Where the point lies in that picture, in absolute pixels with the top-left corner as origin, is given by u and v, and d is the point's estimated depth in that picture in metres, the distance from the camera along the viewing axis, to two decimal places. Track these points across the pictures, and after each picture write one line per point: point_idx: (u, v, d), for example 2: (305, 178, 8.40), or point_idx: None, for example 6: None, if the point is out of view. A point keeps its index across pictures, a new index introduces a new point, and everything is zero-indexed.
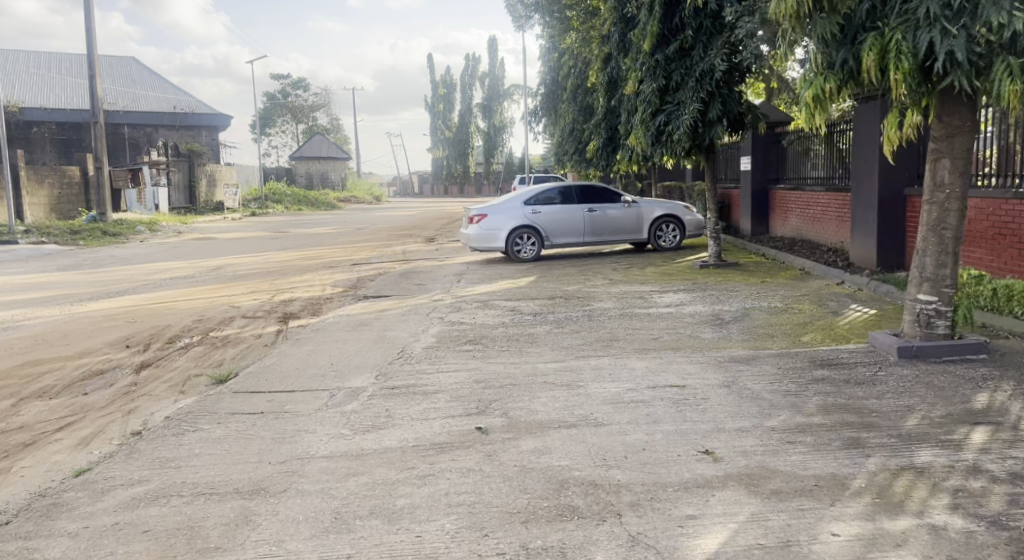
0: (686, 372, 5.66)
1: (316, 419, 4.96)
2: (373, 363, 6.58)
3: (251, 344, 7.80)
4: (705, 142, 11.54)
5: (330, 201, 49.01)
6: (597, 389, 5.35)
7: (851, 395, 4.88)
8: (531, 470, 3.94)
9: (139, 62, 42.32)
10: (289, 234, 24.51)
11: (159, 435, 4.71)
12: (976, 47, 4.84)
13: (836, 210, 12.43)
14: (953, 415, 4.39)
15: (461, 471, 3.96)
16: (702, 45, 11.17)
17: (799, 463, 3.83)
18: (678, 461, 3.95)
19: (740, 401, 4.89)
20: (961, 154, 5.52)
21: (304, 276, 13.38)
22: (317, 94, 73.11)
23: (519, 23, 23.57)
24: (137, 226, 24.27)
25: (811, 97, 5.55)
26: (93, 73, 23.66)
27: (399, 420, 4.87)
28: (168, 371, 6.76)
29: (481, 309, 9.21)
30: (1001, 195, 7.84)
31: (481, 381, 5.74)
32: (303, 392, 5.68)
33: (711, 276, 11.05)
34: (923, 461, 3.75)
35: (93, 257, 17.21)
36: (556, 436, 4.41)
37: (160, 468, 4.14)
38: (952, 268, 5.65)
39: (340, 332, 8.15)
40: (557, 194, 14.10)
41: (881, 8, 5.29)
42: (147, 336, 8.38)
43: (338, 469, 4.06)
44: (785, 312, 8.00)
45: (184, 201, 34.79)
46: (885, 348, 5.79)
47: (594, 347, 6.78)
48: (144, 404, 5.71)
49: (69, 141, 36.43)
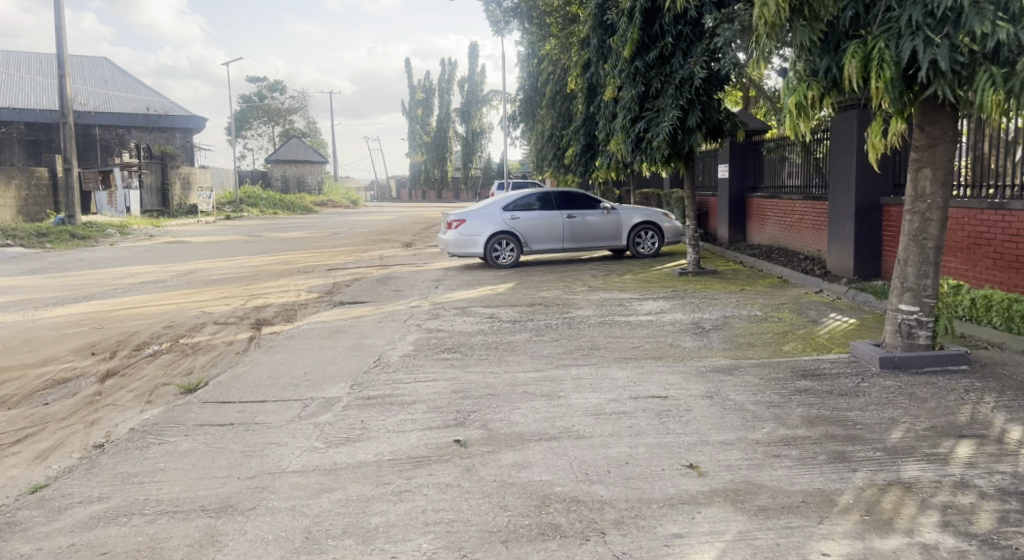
0: (668, 382, 5.57)
1: (288, 431, 4.79)
2: (349, 371, 6.41)
3: (223, 352, 7.58)
4: (684, 149, 11.49)
5: (306, 205, 48.52)
6: (578, 399, 5.24)
7: (834, 406, 4.82)
8: (511, 485, 3.81)
9: (112, 63, 41.69)
10: (262, 238, 24.11)
11: (122, 449, 4.50)
12: (959, 56, 4.82)
13: (813, 219, 12.50)
14: (937, 428, 4.35)
15: (439, 487, 3.82)
16: (681, 52, 11.13)
17: (785, 478, 3.75)
18: (663, 476, 3.84)
19: (723, 413, 4.81)
20: (942, 163, 5.51)
21: (278, 281, 13.13)
22: (294, 97, 72.56)
23: (498, 29, 23.48)
24: (107, 229, 23.78)
25: (794, 104, 5.50)
26: (63, 72, 23.13)
27: (375, 432, 4.72)
28: (135, 380, 6.53)
29: (459, 316, 9.07)
30: (976, 205, 7.91)
31: (460, 391, 5.61)
32: (275, 402, 5.50)
33: (690, 284, 11.01)
34: (910, 476, 3.69)
35: (58, 261, 16.74)
36: (537, 450, 4.30)
37: (122, 485, 3.94)
38: (933, 278, 5.64)
39: (314, 340, 7.96)
40: (536, 200, 14.02)
41: (864, 15, 5.27)
42: (114, 343, 8.12)
43: (310, 484, 3.90)
44: (765, 320, 7.97)
45: (157, 204, 34.18)
46: (867, 359, 5.76)
47: (574, 356, 6.67)
48: (108, 414, 5.49)
49: (39, 142, 35.66)
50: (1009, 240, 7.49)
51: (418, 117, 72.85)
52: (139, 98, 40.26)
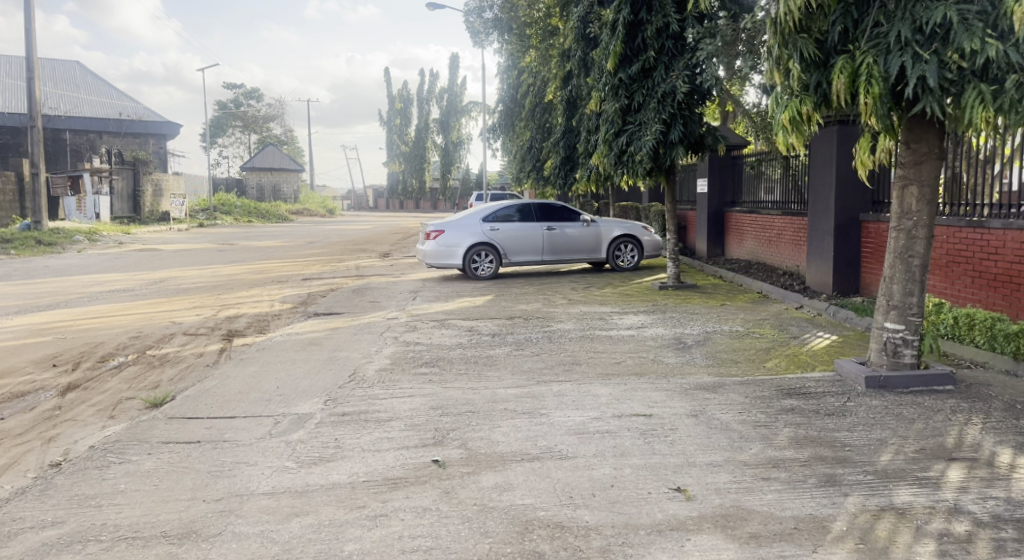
0: (652, 400, 5.45)
1: (258, 450, 4.57)
2: (323, 386, 6.18)
3: (192, 364, 7.31)
4: (666, 163, 11.40)
5: (281, 213, 47.92)
6: (560, 418, 5.08)
7: (822, 426, 4.73)
8: (492, 509, 3.64)
9: (84, 67, 41.06)
10: (235, 246, 23.65)
11: (81, 468, 4.25)
12: (948, 73, 4.80)
13: (791, 234, 12.53)
14: (927, 450, 4.27)
15: (417, 511, 3.64)
16: (664, 66, 11.12)
17: (775, 502, 3.63)
18: (649, 500, 3.71)
19: (710, 432, 4.69)
20: (929, 181, 5.48)
21: (251, 291, 12.81)
22: (271, 105, 72.05)
23: (478, 40, 23.48)
24: (75, 235, 23.21)
25: (787, 119, 5.40)
26: (32, 75, 22.61)
27: (350, 451, 4.52)
28: (98, 394, 6.24)
29: (437, 328, 8.88)
30: (956, 222, 7.93)
31: (438, 408, 5.42)
32: (246, 419, 5.28)
33: (670, 298, 10.92)
34: (903, 501, 3.59)
35: (22, 268, 16.23)
36: (519, 471, 4.13)
37: (79, 508, 3.69)
38: (919, 296, 5.59)
39: (287, 353, 7.72)
40: (515, 212, 13.90)
41: (853, 30, 5.28)
42: (77, 354, 7.80)
43: (280, 508, 3.70)
44: (746, 337, 7.90)
45: (128, 210, 33.52)
46: (852, 378, 5.70)
47: (556, 371, 6.51)
48: (67, 430, 5.22)
49: (7, 146, 34.87)
50: (988, 257, 7.50)
51: (397, 126, 72.88)
52: (113, 104, 39.63)
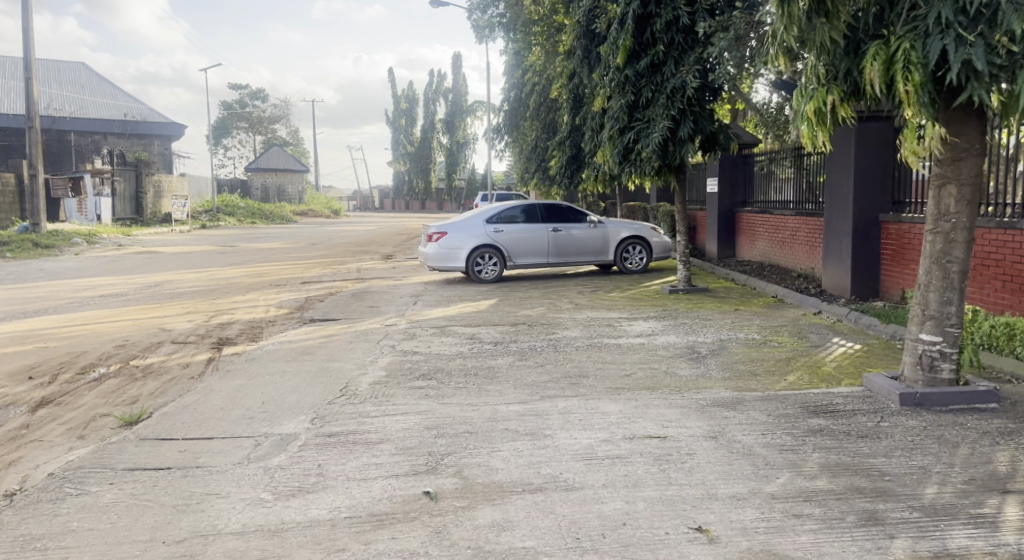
0: (666, 419, 5.00)
1: (233, 478, 4.14)
2: (311, 402, 5.75)
3: (176, 376, 6.89)
4: (675, 161, 10.88)
5: (285, 214, 47.44)
6: (567, 440, 4.64)
7: (855, 451, 4.27)
8: (489, 553, 3.20)
9: (89, 69, 40.93)
10: (238, 247, 23.34)
11: (33, 501, 3.84)
12: (997, 57, 4.28)
13: (806, 235, 12.06)
14: (977, 481, 3.80)
15: (402, 556, 3.20)
16: (673, 61, 10.69)
17: (811, 547, 3.18)
18: (668, 543, 3.26)
19: (731, 458, 4.23)
20: (969, 179, 5.02)
21: (246, 295, 12.38)
22: (275, 106, 71.83)
23: (481, 37, 22.57)
24: (75, 237, 22.87)
25: (813, 111, 4.98)
26: (31, 77, 22.33)
27: (333, 480, 4.08)
28: (71, 411, 5.82)
29: (437, 336, 8.43)
30: (983, 224, 7.47)
31: (433, 428, 4.99)
32: (224, 440, 4.85)
33: (680, 302, 10.46)
34: (959, 546, 3.13)
35: (17, 272, 15.86)
36: (519, 505, 3.69)
37: (20, 552, 3.28)
38: (957, 305, 5.12)
39: (277, 363, 7.30)
40: (521, 213, 13.45)
41: (887, 12, 4.82)
42: (57, 365, 7.39)
43: (248, 551, 3.27)
44: (764, 346, 7.41)
45: (130, 212, 33.21)
46: (884, 393, 5.24)
47: (561, 385, 6.06)
48: (30, 453, 4.81)
49: (11, 148, 34.82)
50: (1018, 262, 7.06)
51: (403, 127, 72.60)
52: (117, 104, 39.35)
